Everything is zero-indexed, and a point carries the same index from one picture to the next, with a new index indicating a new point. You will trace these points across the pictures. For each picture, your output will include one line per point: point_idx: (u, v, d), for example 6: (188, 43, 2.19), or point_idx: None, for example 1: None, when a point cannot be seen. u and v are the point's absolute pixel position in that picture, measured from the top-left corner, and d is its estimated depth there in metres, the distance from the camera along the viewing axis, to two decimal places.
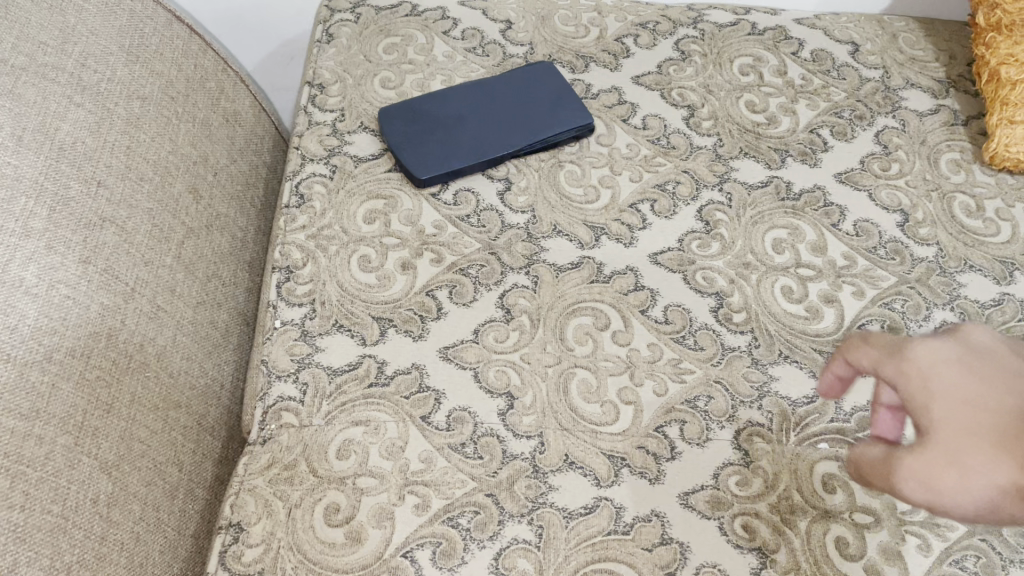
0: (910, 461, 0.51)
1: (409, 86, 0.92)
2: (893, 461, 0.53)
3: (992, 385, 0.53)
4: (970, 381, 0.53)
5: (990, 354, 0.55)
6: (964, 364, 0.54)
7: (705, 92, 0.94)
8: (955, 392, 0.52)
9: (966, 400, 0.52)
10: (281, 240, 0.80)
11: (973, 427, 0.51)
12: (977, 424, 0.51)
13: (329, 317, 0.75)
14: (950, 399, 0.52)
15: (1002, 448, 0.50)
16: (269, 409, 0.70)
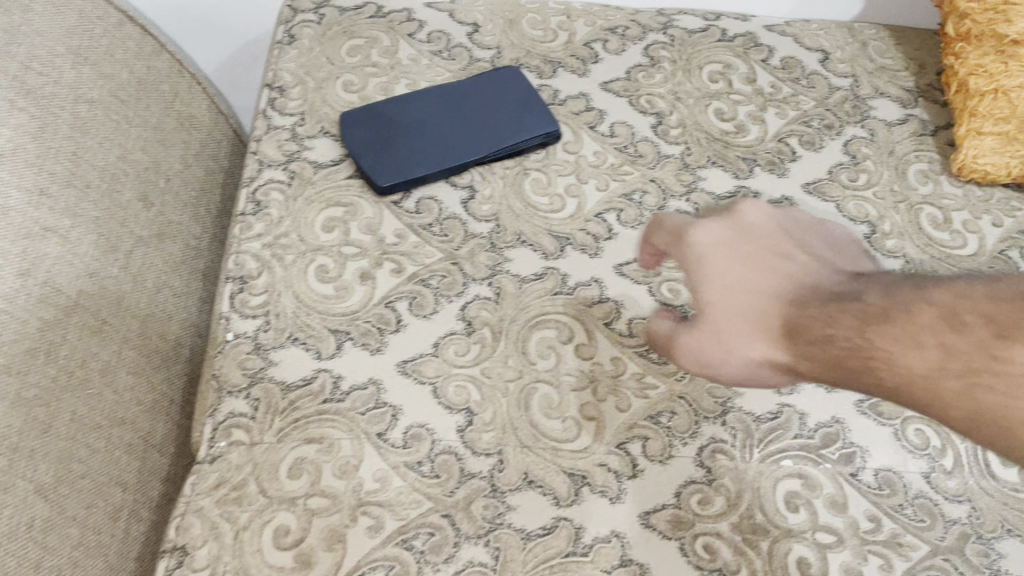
0: (704, 338, 0.71)
1: (372, 89, 0.90)
2: (689, 335, 0.72)
3: (789, 262, 0.72)
4: (734, 271, 0.72)
5: (784, 227, 0.77)
6: (740, 254, 0.73)
7: (673, 99, 0.92)
8: (766, 278, 0.71)
9: (732, 287, 0.71)
10: (235, 249, 0.77)
11: (735, 311, 0.70)
12: (830, 322, 0.65)
13: (283, 330, 0.73)
14: (722, 288, 0.72)
15: (755, 328, 0.69)
16: (218, 426, 0.68)
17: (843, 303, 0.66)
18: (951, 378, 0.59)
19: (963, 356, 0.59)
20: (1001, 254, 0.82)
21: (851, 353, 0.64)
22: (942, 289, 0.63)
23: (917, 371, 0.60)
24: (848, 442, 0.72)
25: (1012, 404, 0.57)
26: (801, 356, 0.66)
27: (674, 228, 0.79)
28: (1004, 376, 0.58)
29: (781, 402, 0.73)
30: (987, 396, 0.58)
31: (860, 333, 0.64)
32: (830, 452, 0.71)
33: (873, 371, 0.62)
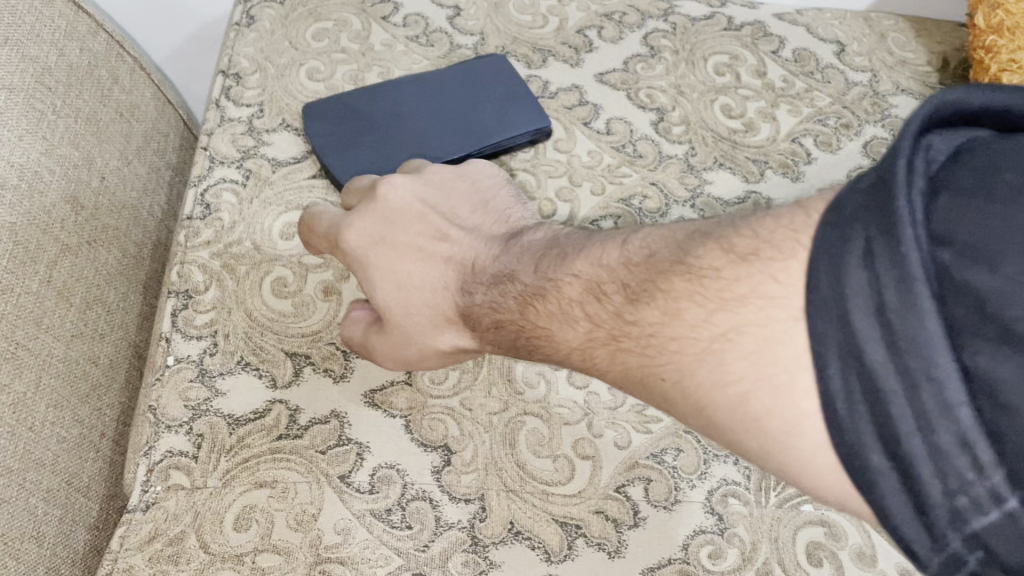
0: (402, 341, 0.60)
1: (341, 78, 0.80)
2: (382, 332, 0.61)
3: (438, 242, 0.61)
4: (412, 260, 0.61)
5: (425, 194, 0.64)
6: (390, 244, 0.62)
7: (676, 93, 0.83)
8: (446, 255, 0.60)
9: (401, 287, 0.61)
10: (180, 259, 0.67)
11: (416, 310, 0.60)
12: (497, 308, 0.56)
13: (233, 354, 0.63)
14: (392, 286, 0.61)
15: (432, 321, 0.59)
16: (154, 468, 0.58)
17: (499, 285, 0.56)
18: (603, 343, 0.49)
19: (608, 312, 0.49)
20: None
21: (527, 335, 0.54)
22: (583, 256, 0.52)
23: (581, 342, 0.50)
24: None
25: (661, 369, 0.45)
26: (483, 342, 0.58)
27: (314, 217, 0.66)
28: (637, 337, 0.46)
29: None
30: (635, 359, 0.47)
31: (523, 314, 0.54)
32: None
33: (550, 349, 0.53)
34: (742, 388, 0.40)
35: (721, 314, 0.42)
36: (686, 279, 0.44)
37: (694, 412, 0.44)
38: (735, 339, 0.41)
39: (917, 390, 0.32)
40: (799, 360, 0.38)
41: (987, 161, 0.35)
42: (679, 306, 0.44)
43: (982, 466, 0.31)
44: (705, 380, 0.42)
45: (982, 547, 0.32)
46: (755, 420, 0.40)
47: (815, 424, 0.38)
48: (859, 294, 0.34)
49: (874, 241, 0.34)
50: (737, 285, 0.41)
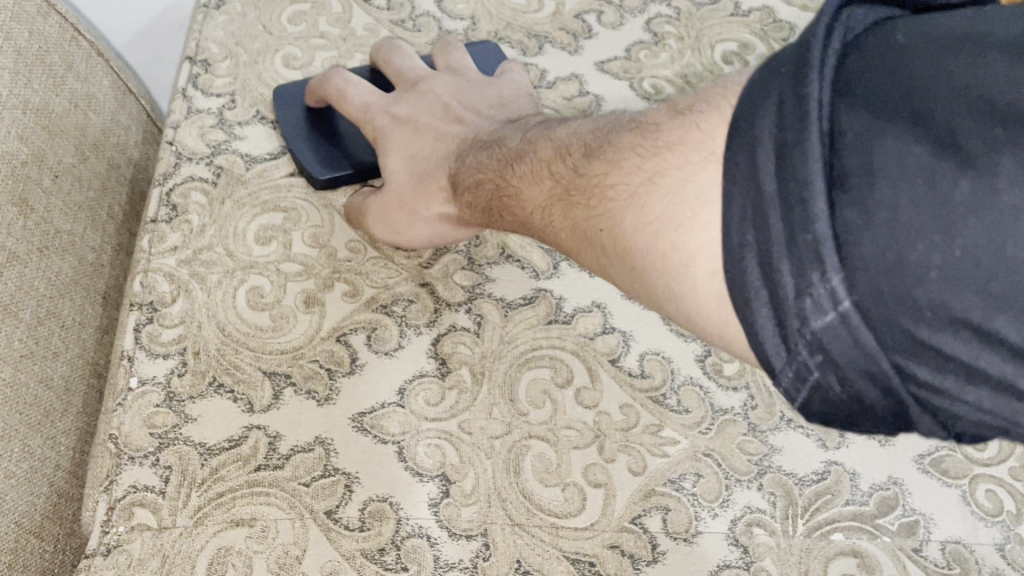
0: (391, 207, 0.61)
1: (320, 66, 0.73)
2: (376, 205, 0.62)
3: (452, 127, 0.63)
4: (422, 140, 0.63)
5: (454, 91, 0.66)
6: (412, 124, 0.64)
7: (682, 83, 0.77)
8: (453, 140, 0.62)
9: (411, 160, 0.63)
10: (143, 267, 0.60)
11: (418, 180, 0.62)
12: (479, 171, 0.57)
13: (203, 373, 0.57)
14: (405, 159, 0.63)
15: (427, 187, 0.61)
16: (116, 505, 0.52)
17: (488, 150, 0.58)
18: (556, 198, 0.48)
19: (564, 172, 0.48)
20: None
21: (496, 194, 0.55)
22: (562, 126, 0.53)
23: (539, 201, 0.50)
24: (908, 508, 0.59)
25: (595, 218, 0.44)
26: (463, 208, 0.59)
27: (343, 85, 0.66)
28: (583, 190, 0.46)
29: (826, 460, 0.60)
30: (579, 212, 0.46)
31: (501, 173, 0.55)
32: (888, 522, 0.58)
33: (510, 204, 0.53)
34: (655, 227, 0.40)
35: (652, 161, 0.41)
36: (632, 133, 0.44)
37: (616, 262, 0.43)
38: (659, 182, 0.40)
39: (791, 209, 0.33)
40: (706, 191, 0.37)
41: (882, 39, 0.36)
42: (618, 157, 0.44)
43: (826, 270, 0.32)
44: (628, 225, 0.41)
45: (821, 350, 0.33)
46: (662, 256, 0.39)
47: (711, 251, 0.37)
48: (765, 136, 0.34)
49: (787, 91, 0.34)
50: (671, 131, 0.41)
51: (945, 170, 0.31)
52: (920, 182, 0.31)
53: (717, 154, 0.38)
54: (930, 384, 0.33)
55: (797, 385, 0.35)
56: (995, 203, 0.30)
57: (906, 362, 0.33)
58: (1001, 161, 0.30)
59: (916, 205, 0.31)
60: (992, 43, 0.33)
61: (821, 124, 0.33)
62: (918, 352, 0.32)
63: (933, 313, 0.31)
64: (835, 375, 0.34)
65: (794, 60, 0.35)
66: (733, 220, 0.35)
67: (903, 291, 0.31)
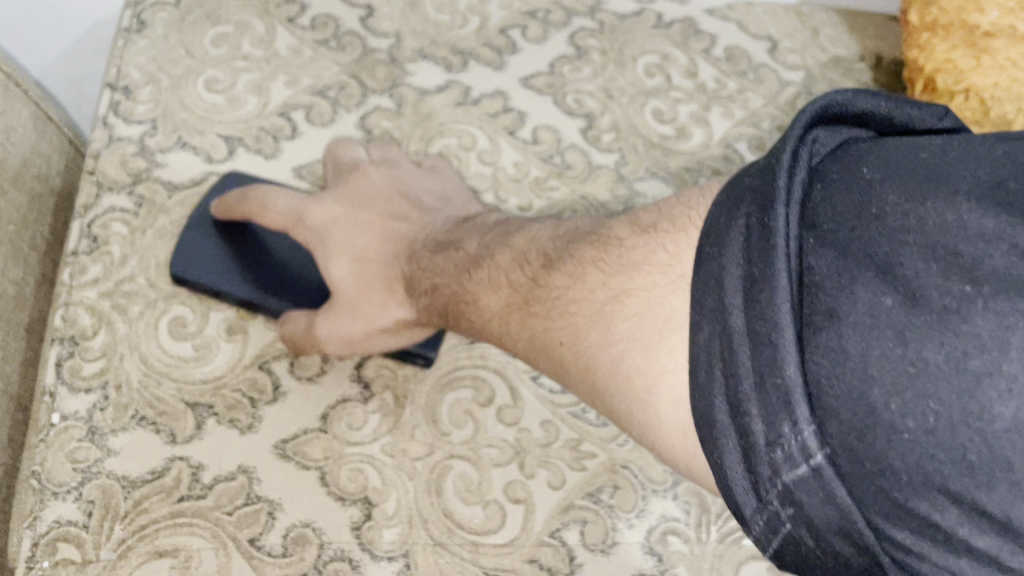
0: (347, 322, 0.58)
1: (243, 89, 0.73)
2: (325, 321, 0.58)
3: (398, 226, 0.62)
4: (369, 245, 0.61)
5: (394, 184, 0.65)
6: (352, 222, 0.61)
7: (605, 97, 0.79)
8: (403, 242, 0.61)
9: (359, 261, 0.60)
10: (64, 300, 0.61)
11: (370, 284, 0.60)
12: (439, 275, 0.57)
13: (126, 407, 0.57)
14: (350, 262, 0.60)
15: (384, 291, 0.59)
16: (40, 542, 0.52)
17: (445, 253, 0.58)
18: (518, 312, 0.49)
19: (524, 286, 0.49)
20: None
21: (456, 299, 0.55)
22: (522, 233, 0.53)
23: (501, 313, 0.51)
24: None
25: (559, 333, 0.44)
26: (426, 312, 0.58)
27: (262, 193, 0.61)
28: (546, 304, 0.46)
29: None
30: (541, 325, 0.47)
31: (463, 282, 0.55)
32: None
33: (468, 309, 0.54)
34: (622, 343, 0.39)
35: (618, 279, 0.41)
36: (594, 248, 0.45)
37: (579, 377, 0.43)
38: (624, 301, 0.40)
39: (760, 349, 0.28)
40: (671, 317, 0.36)
41: (855, 157, 0.32)
42: (583, 271, 0.44)
43: (798, 420, 0.27)
44: (592, 342, 0.41)
45: (792, 503, 0.28)
46: (626, 379, 0.38)
47: (675, 378, 0.35)
48: (731, 275, 0.31)
49: (755, 222, 0.30)
50: (635, 250, 0.41)
51: (915, 325, 0.26)
52: (890, 338, 0.27)
53: (684, 281, 0.36)
54: (908, 549, 0.27)
55: (769, 534, 0.30)
56: (971, 368, 0.25)
57: (881, 523, 0.27)
58: (977, 316, 0.25)
59: (884, 358, 0.26)
60: (964, 181, 0.28)
61: (790, 260, 0.29)
62: (895, 513, 0.27)
63: (910, 477, 0.26)
64: (809, 531, 0.29)
65: (758, 177, 0.32)
66: (702, 351, 0.32)
67: (876, 453, 0.27)
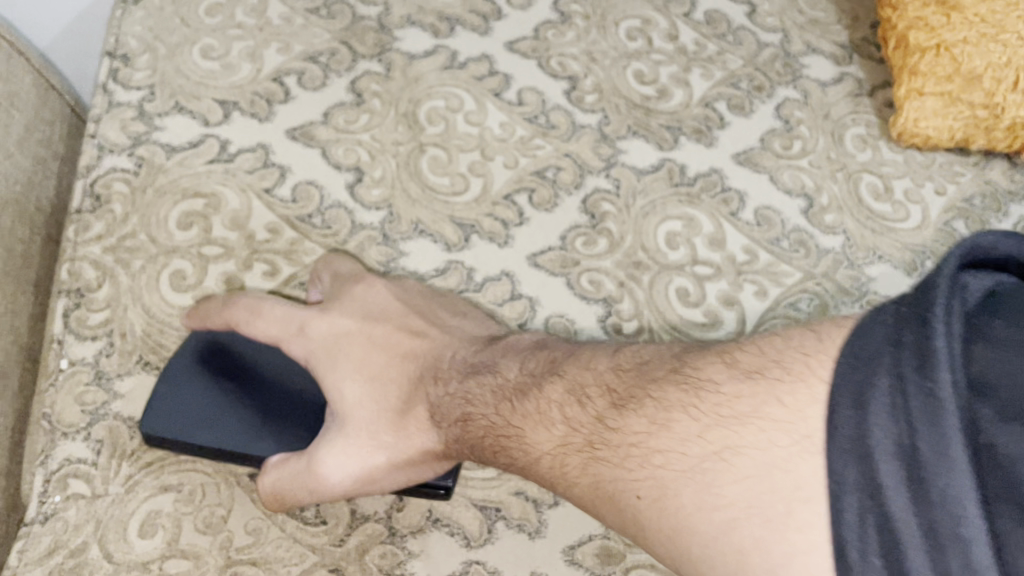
0: (360, 444, 0.54)
1: (236, 56, 0.76)
2: (326, 441, 0.55)
3: (415, 342, 0.58)
4: (362, 368, 0.57)
5: (405, 298, 0.62)
6: (364, 336, 0.59)
7: (587, 60, 0.81)
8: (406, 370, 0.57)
9: (372, 379, 0.56)
10: (70, 256, 0.64)
11: (388, 404, 0.55)
12: (469, 399, 0.52)
13: (130, 353, 0.60)
14: (364, 380, 0.56)
15: (404, 415, 0.55)
16: (51, 478, 0.55)
17: (478, 377, 0.53)
18: (574, 455, 0.45)
19: (581, 437, 0.45)
20: (947, 226, 0.76)
21: (486, 433, 0.50)
22: (574, 360, 0.50)
23: (552, 450, 0.46)
24: None
25: (635, 484, 0.41)
26: (451, 441, 0.53)
27: (253, 308, 0.59)
28: (614, 448, 0.43)
29: None
30: (608, 471, 0.43)
31: (497, 410, 0.50)
32: None
33: (511, 445, 0.49)
34: (732, 508, 0.37)
35: (715, 431, 0.39)
36: (680, 388, 0.42)
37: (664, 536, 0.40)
38: (730, 461, 0.38)
39: (942, 548, 0.29)
40: (800, 491, 0.35)
41: (1014, 309, 0.32)
42: (667, 416, 0.41)
43: None
44: (688, 503, 0.38)
45: None
46: (736, 551, 0.36)
47: (814, 559, 0.33)
48: (893, 457, 0.31)
49: (914, 391, 0.31)
50: (738, 401, 0.39)
51: None
52: None
53: (814, 442, 0.35)
54: None
55: None
56: None
57: None
58: None
59: None
60: None
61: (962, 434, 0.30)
62: None
63: None
64: None
65: (892, 339, 0.33)
66: (849, 533, 0.32)
67: None
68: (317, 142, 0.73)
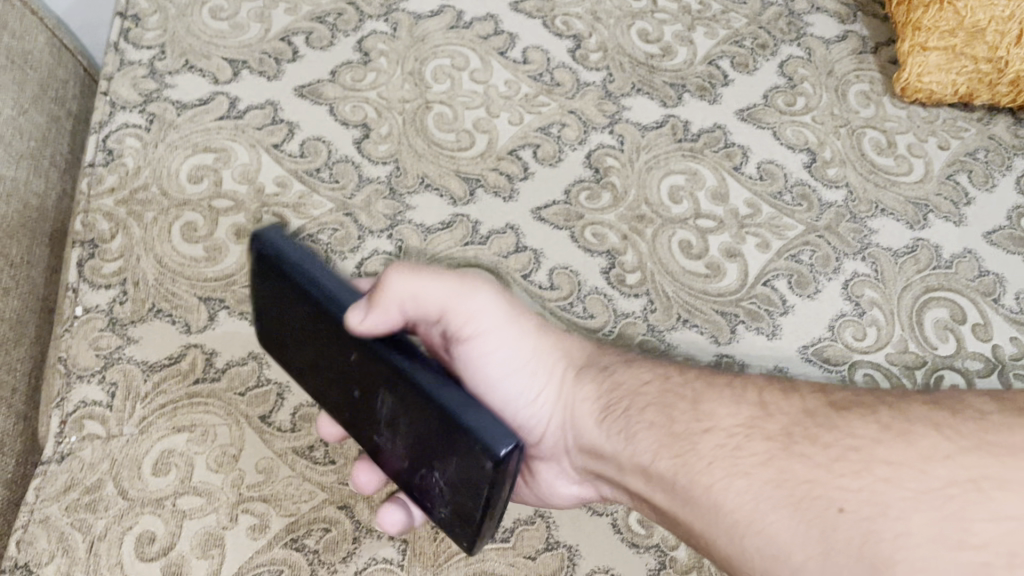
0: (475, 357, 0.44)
1: (246, 17, 0.77)
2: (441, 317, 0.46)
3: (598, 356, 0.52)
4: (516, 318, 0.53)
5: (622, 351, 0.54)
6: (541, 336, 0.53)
7: (592, 20, 0.82)
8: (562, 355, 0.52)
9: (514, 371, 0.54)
10: (84, 207, 0.65)
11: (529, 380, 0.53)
12: (634, 392, 0.46)
13: (143, 301, 0.62)
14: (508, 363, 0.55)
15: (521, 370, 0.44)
16: (68, 419, 0.57)
17: (662, 374, 0.47)
18: (758, 441, 0.39)
19: (771, 426, 0.39)
20: (949, 179, 0.76)
21: (658, 423, 0.43)
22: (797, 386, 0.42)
23: (728, 425, 0.41)
24: None
25: (841, 494, 0.34)
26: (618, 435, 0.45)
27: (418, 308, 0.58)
28: (824, 448, 0.37)
29: (719, 354, 0.65)
30: (802, 469, 0.36)
31: (683, 398, 0.44)
32: None
33: (677, 414, 0.43)
34: (973, 526, 0.31)
35: (969, 454, 0.33)
36: (935, 411, 0.36)
37: (835, 552, 0.33)
38: (990, 493, 0.31)
39: None
40: None
41: None
42: (911, 430, 0.35)
43: None
44: (915, 529, 0.31)
45: None
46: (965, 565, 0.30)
47: None
48: None
49: None
50: (996, 430, 0.34)
51: None
52: None
53: None
54: None
55: None
56: None
57: None
58: None
59: None
60: None
61: None
62: None
63: None
64: None
65: None
66: None
67: None
68: (325, 100, 0.74)
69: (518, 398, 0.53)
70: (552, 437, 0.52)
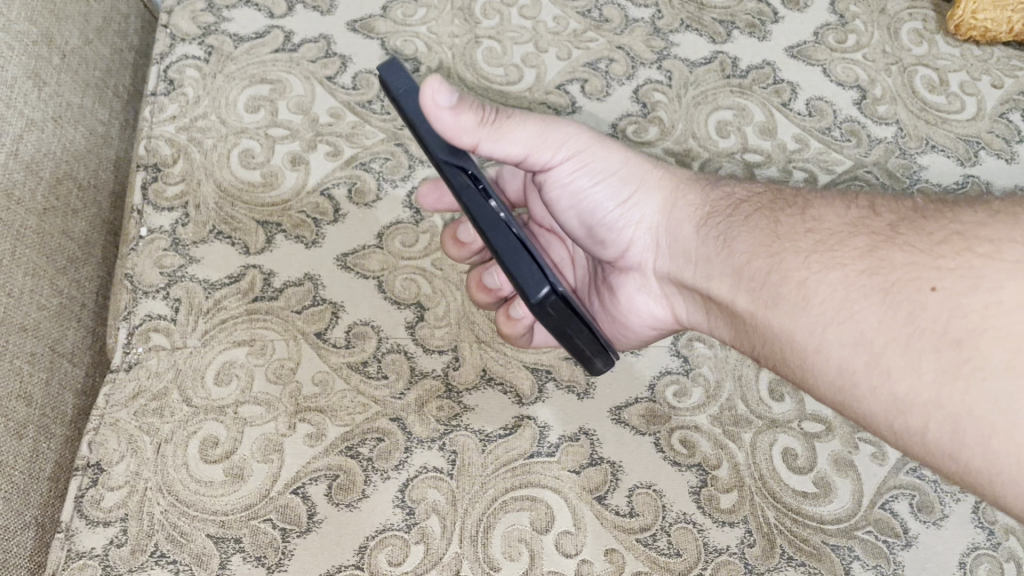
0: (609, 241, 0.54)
1: None
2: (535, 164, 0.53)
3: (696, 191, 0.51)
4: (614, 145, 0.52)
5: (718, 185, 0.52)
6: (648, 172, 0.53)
7: None
8: (654, 176, 0.52)
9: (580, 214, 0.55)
10: (147, 134, 0.68)
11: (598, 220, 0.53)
12: (733, 214, 0.46)
13: (204, 223, 0.64)
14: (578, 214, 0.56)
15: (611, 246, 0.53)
16: (135, 331, 0.60)
17: (763, 202, 0.46)
18: (860, 238, 0.38)
19: (877, 222, 0.38)
20: (1001, 117, 0.75)
21: (760, 236, 0.43)
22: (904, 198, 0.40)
23: (830, 227, 0.40)
24: None
25: (938, 275, 0.33)
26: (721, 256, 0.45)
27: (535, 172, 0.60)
28: (927, 235, 0.36)
29: None
30: (903, 257, 0.35)
31: (783, 216, 0.43)
32: None
33: (784, 220, 0.42)
34: None
35: None
36: None
37: (919, 331, 0.32)
38: None
39: None
40: None
41: None
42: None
43: None
44: (1006, 297, 0.31)
45: None
46: None
47: None
48: None
49: None
50: None
51: None
52: None
53: None
54: None
55: None
56: None
57: None
58: None
59: None
60: None
61: None
62: None
63: None
64: None
65: None
66: None
67: None
68: (377, 34, 0.75)
69: (610, 215, 0.52)
70: (642, 253, 0.52)
